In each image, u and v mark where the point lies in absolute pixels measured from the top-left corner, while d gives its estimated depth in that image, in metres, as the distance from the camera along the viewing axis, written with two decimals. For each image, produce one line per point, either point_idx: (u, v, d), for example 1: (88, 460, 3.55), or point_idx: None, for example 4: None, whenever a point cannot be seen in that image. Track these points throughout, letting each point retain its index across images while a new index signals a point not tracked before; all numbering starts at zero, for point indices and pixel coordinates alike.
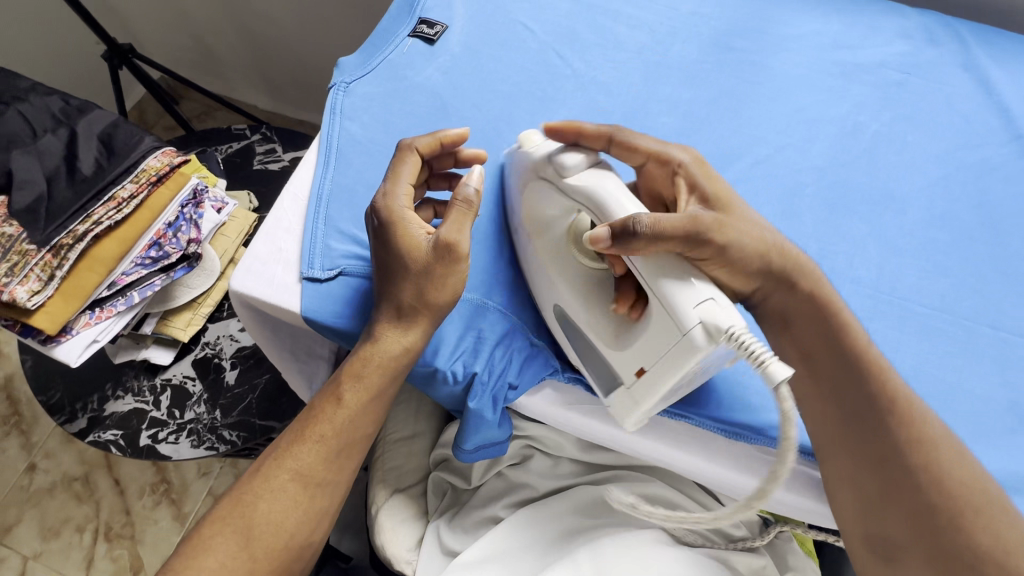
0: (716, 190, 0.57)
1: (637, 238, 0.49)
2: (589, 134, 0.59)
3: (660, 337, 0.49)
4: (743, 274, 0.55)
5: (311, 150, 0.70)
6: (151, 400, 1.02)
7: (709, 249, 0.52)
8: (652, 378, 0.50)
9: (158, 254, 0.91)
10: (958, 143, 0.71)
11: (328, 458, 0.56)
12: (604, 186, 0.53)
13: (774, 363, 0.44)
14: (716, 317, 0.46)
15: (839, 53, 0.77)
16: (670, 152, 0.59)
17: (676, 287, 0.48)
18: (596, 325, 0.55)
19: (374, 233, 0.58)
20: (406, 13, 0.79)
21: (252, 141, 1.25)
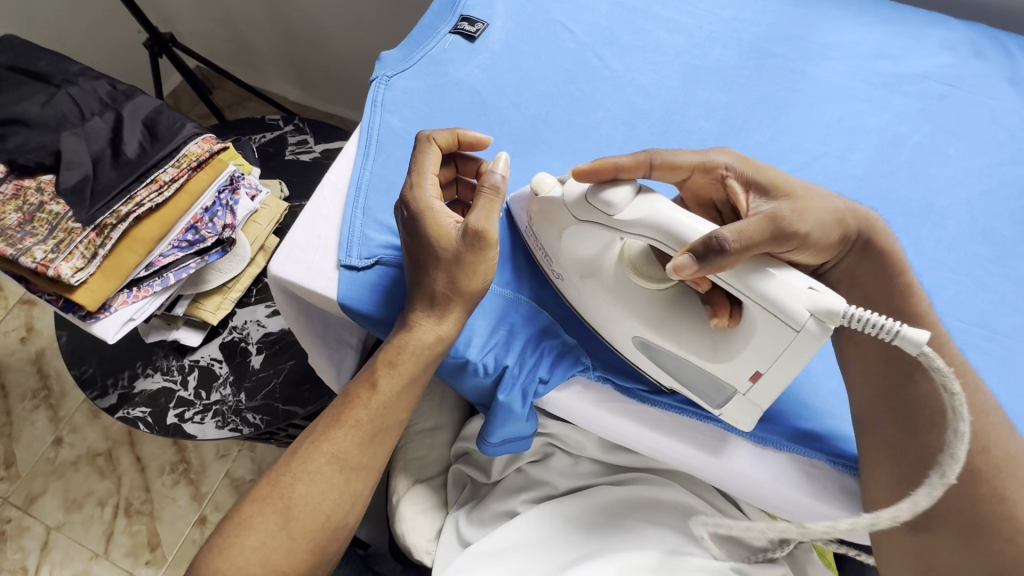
0: (771, 179, 0.56)
1: (720, 260, 0.48)
2: (630, 166, 0.55)
3: (780, 342, 0.49)
4: (824, 251, 0.56)
5: (351, 141, 0.71)
6: (179, 380, 1.04)
7: (789, 241, 0.53)
8: (772, 377, 0.51)
9: (194, 238, 0.94)
10: (1002, 158, 0.70)
11: (363, 442, 0.58)
12: (667, 215, 0.50)
13: (903, 330, 0.45)
14: (830, 305, 0.46)
15: (882, 63, 0.77)
16: (712, 159, 0.57)
17: (778, 287, 0.47)
18: (689, 340, 0.55)
19: (404, 225, 0.59)
20: (448, 10, 0.80)
21: (285, 132, 1.27)
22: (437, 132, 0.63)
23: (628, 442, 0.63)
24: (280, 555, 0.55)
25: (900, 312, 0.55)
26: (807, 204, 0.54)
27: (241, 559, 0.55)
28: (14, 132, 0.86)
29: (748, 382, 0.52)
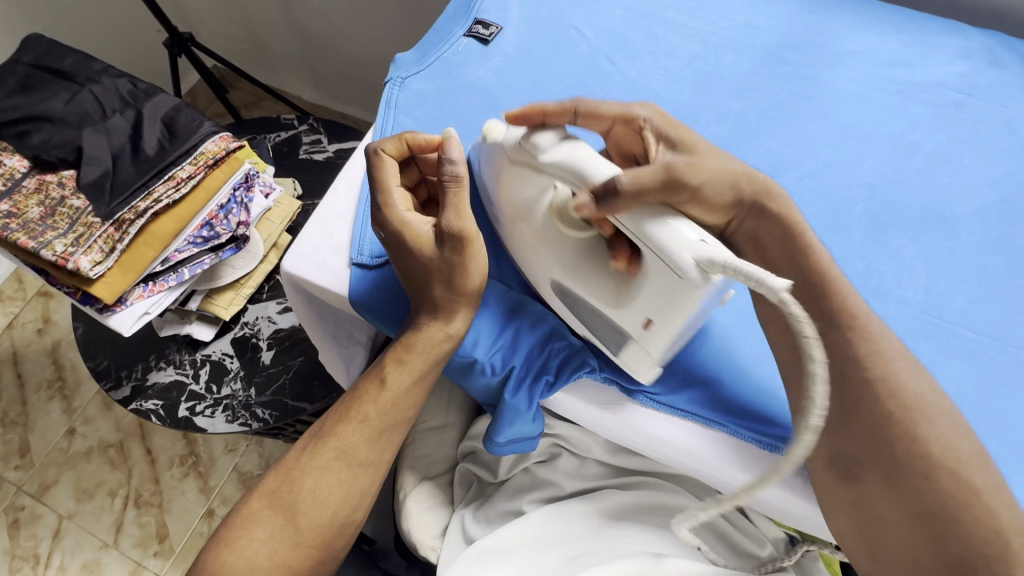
0: (681, 135, 0.58)
1: (617, 200, 0.49)
2: (553, 113, 0.58)
3: (660, 287, 0.49)
4: (720, 210, 0.58)
5: (364, 141, 0.72)
6: (191, 374, 1.06)
7: (684, 193, 0.54)
8: (661, 327, 0.51)
9: (209, 234, 0.96)
10: (1018, 167, 0.69)
11: (370, 437, 0.59)
12: (581, 157, 0.51)
13: (771, 279, 0.43)
14: (705, 255, 0.45)
15: (896, 71, 0.76)
16: (632, 112, 0.59)
17: (667, 231, 0.47)
18: (598, 286, 0.55)
19: (386, 246, 0.60)
20: (462, 13, 0.81)
21: (300, 131, 1.29)
22: (383, 142, 0.63)
23: (633, 445, 0.62)
24: (286, 549, 0.56)
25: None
26: (705, 160, 0.56)
27: (249, 551, 0.56)
28: (38, 128, 0.88)
29: (641, 329, 0.53)
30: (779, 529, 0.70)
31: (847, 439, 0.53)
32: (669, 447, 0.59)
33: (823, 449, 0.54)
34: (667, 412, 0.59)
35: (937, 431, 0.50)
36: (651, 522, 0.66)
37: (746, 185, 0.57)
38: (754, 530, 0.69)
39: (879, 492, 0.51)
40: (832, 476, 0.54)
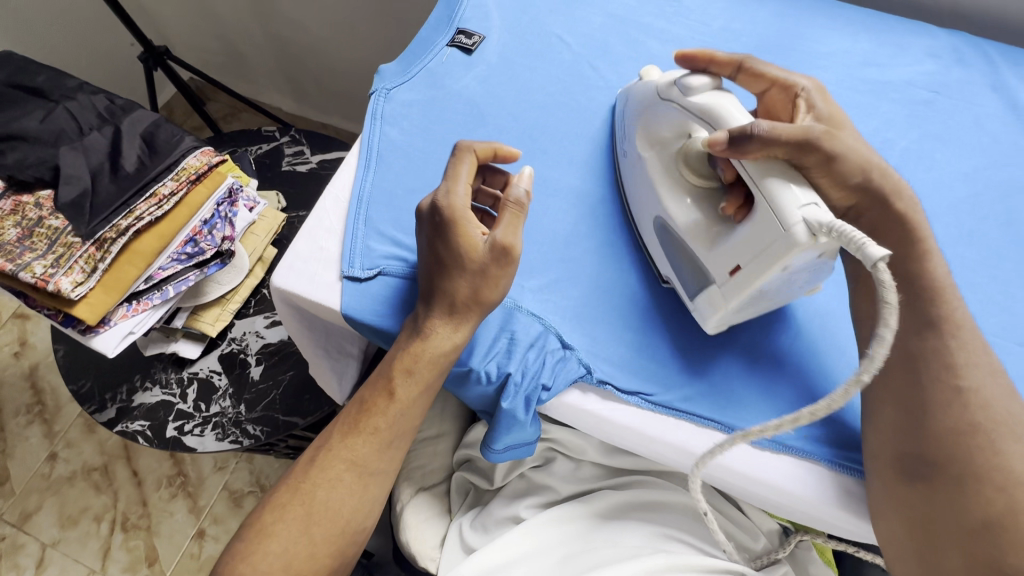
0: (831, 111, 0.61)
1: (751, 140, 0.53)
2: (719, 62, 0.65)
3: (760, 236, 0.52)
4: (846, 182, 0.58)
5: (350, 153, 0.72)
6: (178, 393, 1.04)
7: (816, 157, 0.56)
8: (746, 275, 0.54)
9: (193, 250, 0.94)
10: (988, 162, 0.72)
11: (374, 447, 0.60)
12: (724, 105, 0.57)
13: (871, 245, 0.45)
14: (819, 216, 0.49)
15: (868, 71, 0.79)
16: (794, 79, 0.63)
17: (783, 186, 0.52)
18: (695, 229, 0.59)
19: (433, 229, 0.59)
20: (445, 22, 0.82)
21: (282, 143, 1.28)
22: (475, 142, 0.64)
23: (630, 445, 0.62)
24: (301, 561, 0.57)
25: (914, 308, 0.57)
26: (846, 135, 0.59)
27: (264, 565, 0.56)
28: (12, 148, 0.86)
29: (726, 275, 0.56)
30: (773, 520, 0.71)
31: (925, 440, 0.53)
32: (752, 402, 0.60)
33: (892, 448, 0.54)
34: (662, 413, 0.60)
35: (974, 430, 0.51)
36: (646, 522, 0.67)
37: (873, 165, 0.58)
38: (749, 524, 0.71)
39: (944, 501, 0.51)
40: (899, 479, 0.53)
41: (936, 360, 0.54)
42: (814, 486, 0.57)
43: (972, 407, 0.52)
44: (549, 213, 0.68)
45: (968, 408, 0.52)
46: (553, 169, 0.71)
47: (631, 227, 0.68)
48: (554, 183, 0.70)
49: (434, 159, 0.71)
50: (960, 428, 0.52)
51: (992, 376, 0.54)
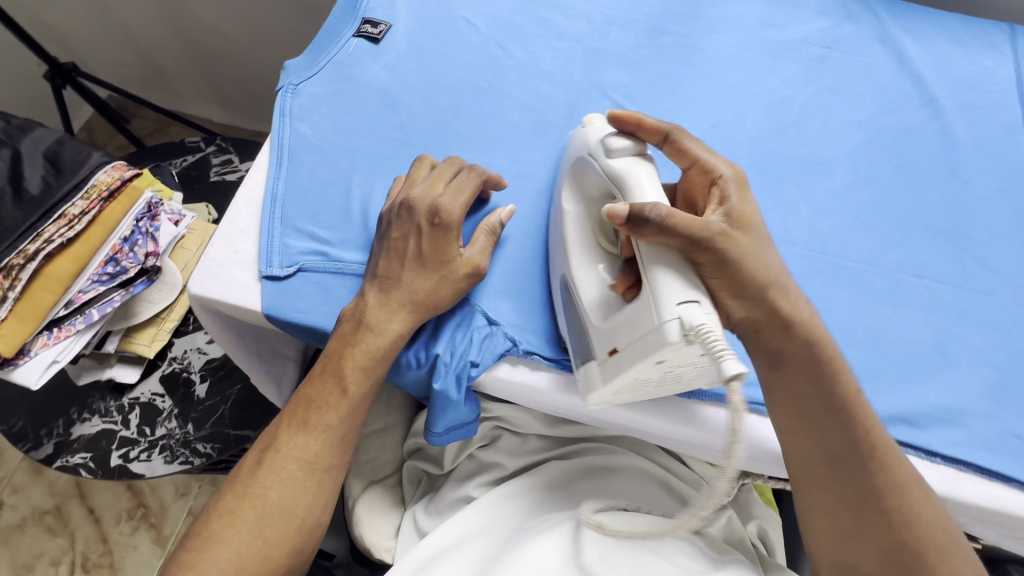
0: (744, 210, 0.55)
1: (649, 222, 0.50)
2: (647, 128, 0.60)
3: (636, 324, 0.50)
4: (744, 295, 0.53)
5: (261, 153, 0.71)
6: (120, 420, 1.00)
7: (710, 258, 0.52)
8: (621, 360, 0.52)
9: (115, 270, 0.91)
10: (879, 109, 0.76)
11: (324, 441, 0.60)
12: (637, 175, 0.55)
13: (732, 360, 0.45)
14: (694, 318, 0.47)
15: (766, 32, 0.82)
16: (715, 164, 0.58)
17: (669, 279, 0.50)
18: (589, 302, 0.57)
19: (426, 226, 0.61)
20: (350, 14, 0.81)
21: (208, 153, 1.24)
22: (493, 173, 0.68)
23: (565, 412, 0.64)
24: (256, 563, 0.56)
25: None
26: (746, 239, 0.54)
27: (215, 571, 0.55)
28: None
29: (606, 353, 0.54)
30: (717, 470, 0.75)
31: (854, 545, 0.54)
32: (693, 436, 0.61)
33: (830, 554, 0.56)
34: None
35: (900, 549, 0.53)
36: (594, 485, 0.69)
37: (777, 279, 0.54)
38: (694, 476, 0.73)
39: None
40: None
41: (861, 482, 0.54)
42: (743, 426, 0.60)
43: (897, 525, 0.53)
44: None
45: (893, 527, 0.53)
46: (469, 151, 0.71)
47: (548, 202, 0.69)
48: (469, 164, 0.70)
49: (348, 153, 0.70)
50: (887, 546, 0.53)
51: (916, 493, 0.53)
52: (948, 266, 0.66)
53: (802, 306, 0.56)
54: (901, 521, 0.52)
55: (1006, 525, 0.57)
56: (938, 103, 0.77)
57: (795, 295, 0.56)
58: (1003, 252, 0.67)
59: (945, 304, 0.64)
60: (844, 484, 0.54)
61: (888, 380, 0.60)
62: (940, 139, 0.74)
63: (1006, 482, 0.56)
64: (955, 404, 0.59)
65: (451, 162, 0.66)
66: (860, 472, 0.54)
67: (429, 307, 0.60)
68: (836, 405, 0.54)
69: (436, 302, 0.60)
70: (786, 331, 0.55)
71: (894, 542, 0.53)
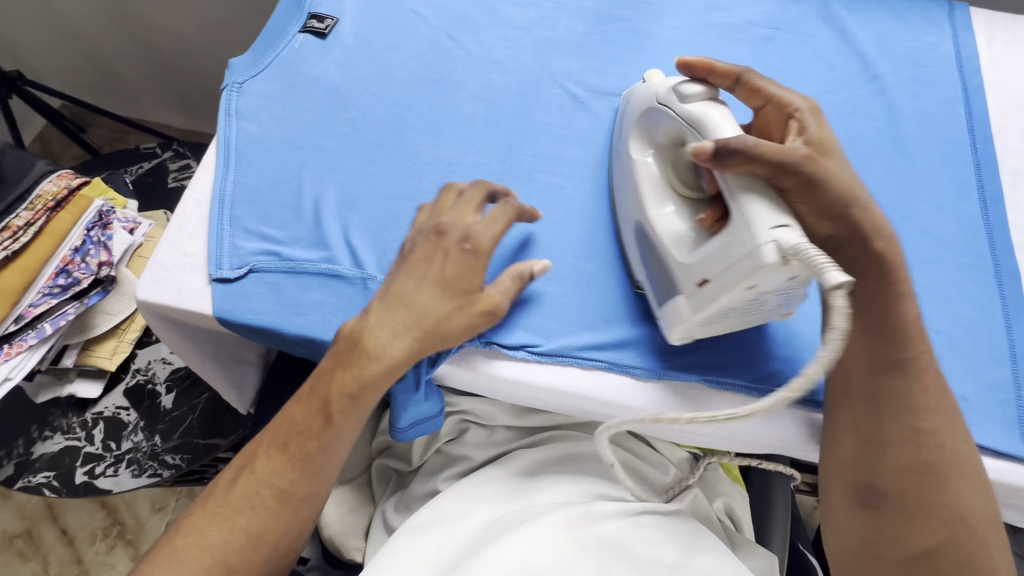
0: (824, 135, 0.55)
1: (736, 153, 0.49)
2: (719, 71, 0.60)
3: (725, 252, 0.50)
4: (829, 214, 0.53)
5: (208, 154, 0.69)
6: (83, 436, 0.96)
7: (796, 182, 0.52)
8: (712, 290, 0.52)
9: (66, 281, 0.89)
10: (825, 87, 0.78)
11: (299, 469, 0.57)
12: (715, 115, 0.54)
13: (833, 271, 0.44)
14: (790, 238, 0.46)
15: (713, 15, 0.83)
16: (790, 97, 0.57)
17: (758, 205, 0.49)
18: (670, 238, 0.56)
19: (451, 251, 0.58)
20: (295, 10, 0.80)
21: (164, 159, 1.21)
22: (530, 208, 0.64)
23: (531, 400, 0.64)
24: None
25: None
26: (830, 162, 0.54)
27: None
28: None
29: (693, 286, 0.54)
30: (682, 450, 0.76)
31: (883, 465, 0.55)
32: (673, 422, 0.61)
33: (853, 476, 0.56)
34: (549, 362, 0.61)
35: (928, 467, 0.54)
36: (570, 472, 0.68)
37: (859, 200, 0.54)
38: (659, 457, 0.74)
39: (896, 522, 0.54)
40: (856, 507, 0.56)
41: (900, 400, 0.55)
42: (710, 407, 0.60)
43: (930, 445, 0.54)
44: (421, 186, 0.68)
45: (923, 446, 0.54)
46: (422, 143, 0.70)
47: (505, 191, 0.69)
48: (422, 157, 0.70)
49: (298, 150, 0.69)
50: (914, 465, 0.54)
51: (948, 418, 0.55)
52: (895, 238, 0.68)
53: (883, 223, 0.55)
54: (932, 441, 0.54)
55: None
56: (881, 79, 0.78)
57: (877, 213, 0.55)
58: (945, 221, 0.69)
59: None
60: (881, 404, 0.55)
61: None
62: (884, 114, 0.76)
63: None
64: None
65: (474, 184, 0.63)
66: (905, 387, 0.55)
67: (436, 335, 0.56)
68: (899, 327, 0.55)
69: (443, 328, 0.56)
70: (864, 246, 0.54)
71: (922, 462, 0.54)
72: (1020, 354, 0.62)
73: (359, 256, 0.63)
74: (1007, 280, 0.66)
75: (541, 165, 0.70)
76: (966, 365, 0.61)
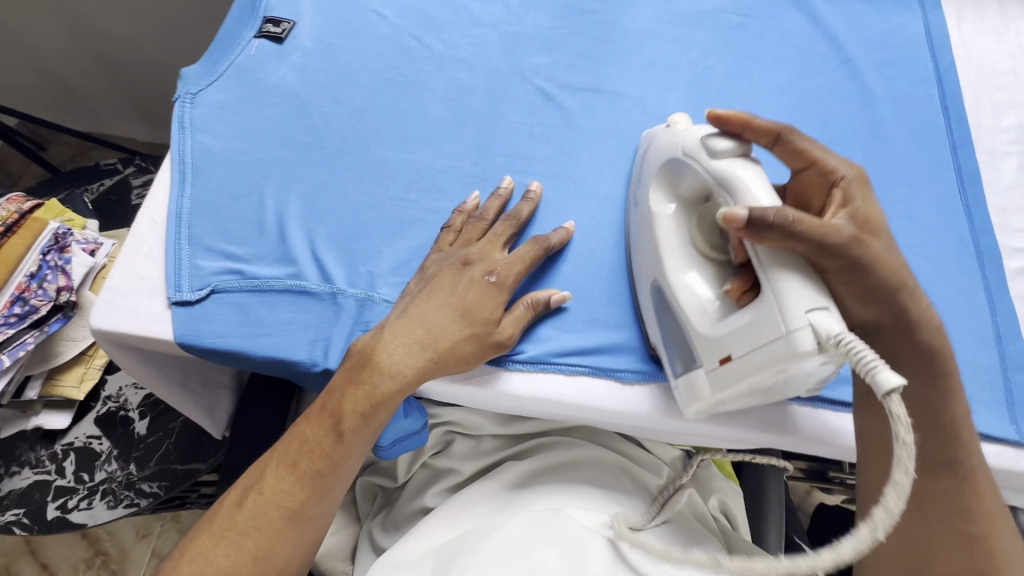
0: (873, 211, 0.50)
1: (773, 228, 0.44)
2: (758, 128, 0.52)
3: (755, 330, 0.46)
4: (874, 299, 0.49)
5: (162, 170, 0.66)
6: (53, 469, 0.91)
7: (836, 263, 0.46)
8: (736, 368, 0.48)
9: (23, 309, 0.84)
10: (799, 73, 0.76)
11: (311, 488, 0.54)
12: (748, 179, 0.49)
13: (886, 372, 0.40)
14: (829, 326, 0.43)
15: (683, 4, 0.81)
16: (835, 164, 0.51)
17: (794, 285, 0.45)
18: (693, 308, 0.52)
19: (474, 281, 0.57)
20: (250, 14, 0.76)
21: (126, 175, 1.16)
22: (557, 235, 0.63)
23: (519, 410, 0.61)
24: None
25: None
26: (879, 244, 0.48)
27: None
28: None
29: (716, 363, 0.50)
30: (675, 449, 0.74)
31: (923, 543, 0.52)
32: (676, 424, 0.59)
33: (888, 547, 0.53)
34: (532, 370, 0.59)
35: (968, 550, 0.51)
36: (569, 480, 0.65)
37: (906, 285, 0.49)
38: (652, 459, 0.72)
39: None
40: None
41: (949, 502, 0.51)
42: None
43: (979, 552, 0.51)
44: (389, 194, 0.65)
45: (973, 552, 0.51)
46: (389, 149, 0.68)
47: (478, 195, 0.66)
48: (389, 163, 0.67)
49: (259, 162, 0.66)
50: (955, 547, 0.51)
51: (1001, 523, 0.52)
52: None
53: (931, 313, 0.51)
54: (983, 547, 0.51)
55: None
56: (854, 63, 0.77)
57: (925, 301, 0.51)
58: (924, 204, 0.68)
59: None
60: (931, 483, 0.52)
61: None
62: (858, 98, 0.75)
63: None
64: None
65: (507, 213, 0.62)
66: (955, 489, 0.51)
67: (450, 360, 0.54)
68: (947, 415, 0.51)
69: (456, 354, 0.54)
70: (910, 335, 0.50)
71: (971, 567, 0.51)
72: (1005, 335, 0.62)
73: (327, 270, 0.60)
74: (988, 261, 0.66)
75: (514, 166, 0.68)
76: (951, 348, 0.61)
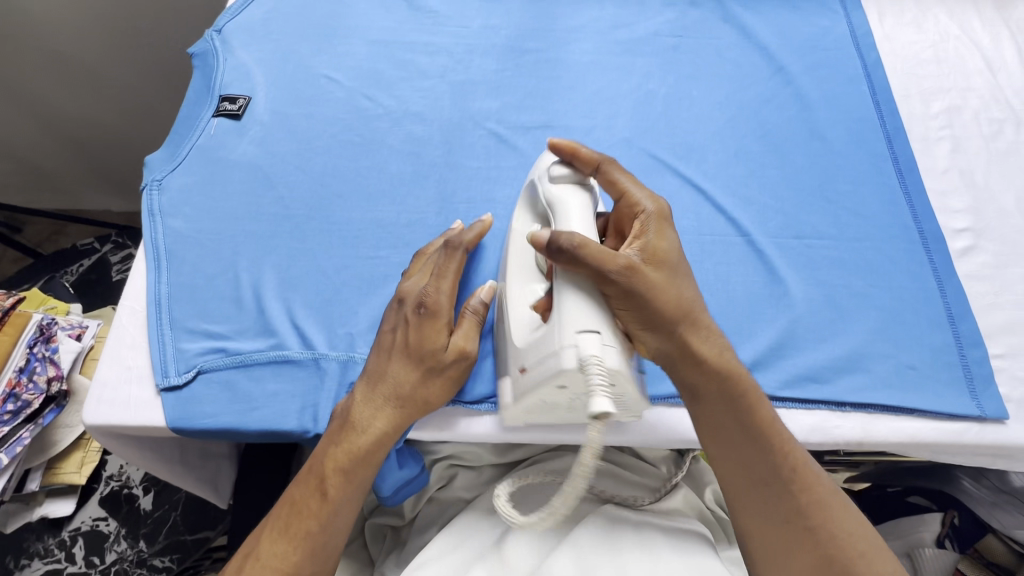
0: (663, 245, 0.54)
1: (563, 251, 0.50)
2: (583, 157, 0.58)
3: (540, 347, 0.51)
4: (652, 326, 0.52)
5: (137, 259, 0.67)
6: (63, 557, 0.91)
7: (614, 289, 0.50)
8: (526, 380, 0.53)
9: (16, 406, 0.85)
10: (736, 86, 0.80)
11: (306, 550, 0.55)
12: (568, 213, 0.55)
13: (602, 398, 0.47)
14: (587, 348, 0.48)
15: (619, 32, 0.85)
16: (639, 198, 0.56)
17: (574, 305, 0.50)
18: (516, 322, 0.55)
19: (410, 319, 0.57)
20: (206, 94, 0.79)
21: (104, 253, 1.18)
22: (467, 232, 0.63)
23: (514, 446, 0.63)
24: None
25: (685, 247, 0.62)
26: (657, 273, 0.52)
27: None
28: None
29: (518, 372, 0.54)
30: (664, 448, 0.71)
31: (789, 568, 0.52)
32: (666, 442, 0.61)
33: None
34: None
35: (830, 560, 0.51)
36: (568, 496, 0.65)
37: (688, 314, 0.53)
38: (647, 464, 0.70)
39: None
40: None
41: (783, 504, 0.53)
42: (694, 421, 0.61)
43: (825, 539, 0.52)
44: (359, 253, 0.68)
45: (819, 540, 0.52)
46: (354, 210, 0.70)
47: None
48: (355, 224, 0.69)
49: (229, 240, 0.68)
50: (815, 560, 0.51)
51: (831, 503, 0.53)
52: (824, 222, 0.70)
53: (714, 335, 0.55)
54: (825, 535, 0.52)
55: (917, 452, 0.61)
56: (786, 70, 0.81)
57: (709, 328, 0.54)
58: (867, 198, 0.72)
59: (827, 258, 0.68)
60: (773, 505, 0.53)
61: (798, 346, 0.63)
62: (794, 104, 0.79)
63: (913, 414, 0.60)
64: (852, 351, 0.62)
65: (449, 241, 0.61)
66: (782, 487, 0.53)
67: (416, 402, 0.56)
68: (750, 424, 0.54)
69: (420, 393, 0.56)
70: (695, 357, 0.53)
71: (821, 555, 0.51)
72: (957, 315, 0.65)
73: (308, 336, 0.62)
74: (933, 244, 0.69)
75: (476, 211, 0.71)
76: (909, 335, 0.64)
